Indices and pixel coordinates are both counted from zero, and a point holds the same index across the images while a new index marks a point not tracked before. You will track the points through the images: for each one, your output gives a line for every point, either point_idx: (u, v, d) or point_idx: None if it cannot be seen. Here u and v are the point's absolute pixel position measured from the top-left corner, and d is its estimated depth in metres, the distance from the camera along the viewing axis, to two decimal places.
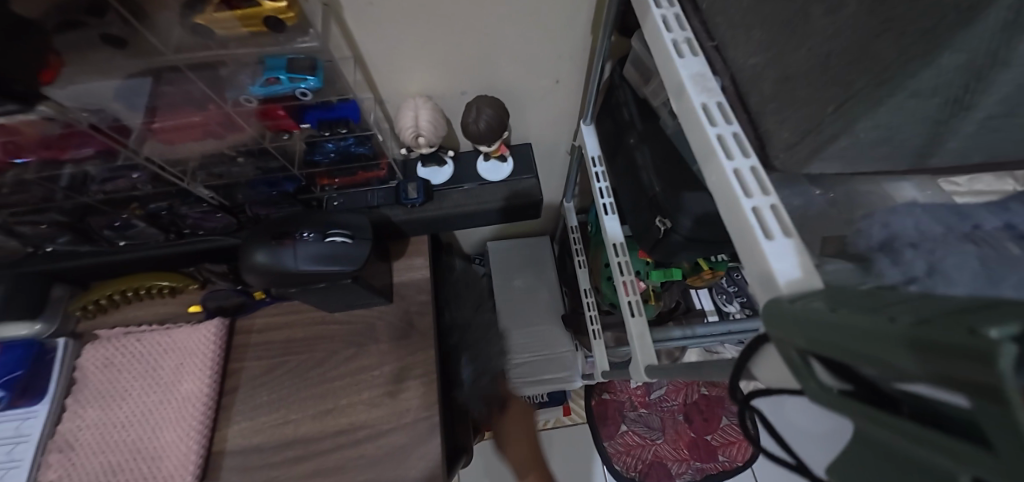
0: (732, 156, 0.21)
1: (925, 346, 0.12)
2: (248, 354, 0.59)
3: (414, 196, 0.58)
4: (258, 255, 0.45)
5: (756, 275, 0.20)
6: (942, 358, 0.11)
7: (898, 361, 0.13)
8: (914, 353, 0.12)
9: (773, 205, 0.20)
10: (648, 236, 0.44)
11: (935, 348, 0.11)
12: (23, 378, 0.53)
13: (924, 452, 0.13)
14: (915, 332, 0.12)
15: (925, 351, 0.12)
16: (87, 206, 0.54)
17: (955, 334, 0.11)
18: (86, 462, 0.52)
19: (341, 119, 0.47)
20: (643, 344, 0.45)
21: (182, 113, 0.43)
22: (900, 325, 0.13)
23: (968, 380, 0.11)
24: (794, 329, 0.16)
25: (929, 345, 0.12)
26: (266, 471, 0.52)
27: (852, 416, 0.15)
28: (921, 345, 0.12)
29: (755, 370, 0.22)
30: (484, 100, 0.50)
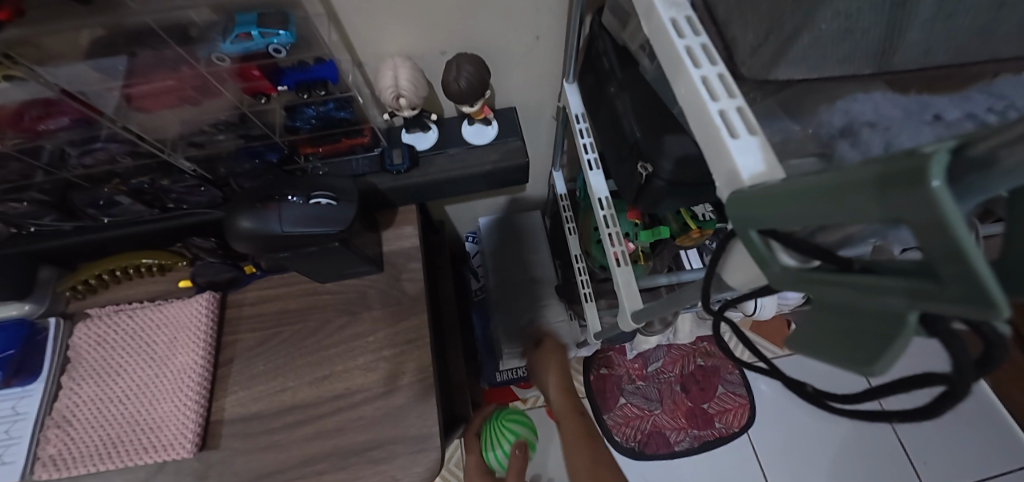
0: (699, 64, 0.22)
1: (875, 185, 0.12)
2: (241, 326, 0.59)
3: (399, 162, 0.58)
4: (244, 220, 0.45)
5: (722, 176, 0.20)
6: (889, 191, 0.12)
7: (853, 208, 0.13)
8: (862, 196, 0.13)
9: (739, 107, 0.20)
10: (631, 185, 0.44)
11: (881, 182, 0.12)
12: (17, 358, 0.54)
13: (875, 299, 0.13)
14: (864, 177, 0.13)
15: (873, 190, 0.12)
16: (67, 183, 0.53)
17: (898, 164, 0.11)
18: (85, 436, 0.52)
19: (319, 80, 0.46)
20: (630, 291, 0.45)
21: (156, 76, 0.42)
22: (854, 176, 0.13)
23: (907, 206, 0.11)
24: (757, 212, 0.17)
25: (879, 183, 0.12)
26: (267, 436, 0.53)
27: (811, 289, 0.16)
28: (871, 186, 0.12)
29: (726, 278, 0.23)
30: (464, 57, 0.49)
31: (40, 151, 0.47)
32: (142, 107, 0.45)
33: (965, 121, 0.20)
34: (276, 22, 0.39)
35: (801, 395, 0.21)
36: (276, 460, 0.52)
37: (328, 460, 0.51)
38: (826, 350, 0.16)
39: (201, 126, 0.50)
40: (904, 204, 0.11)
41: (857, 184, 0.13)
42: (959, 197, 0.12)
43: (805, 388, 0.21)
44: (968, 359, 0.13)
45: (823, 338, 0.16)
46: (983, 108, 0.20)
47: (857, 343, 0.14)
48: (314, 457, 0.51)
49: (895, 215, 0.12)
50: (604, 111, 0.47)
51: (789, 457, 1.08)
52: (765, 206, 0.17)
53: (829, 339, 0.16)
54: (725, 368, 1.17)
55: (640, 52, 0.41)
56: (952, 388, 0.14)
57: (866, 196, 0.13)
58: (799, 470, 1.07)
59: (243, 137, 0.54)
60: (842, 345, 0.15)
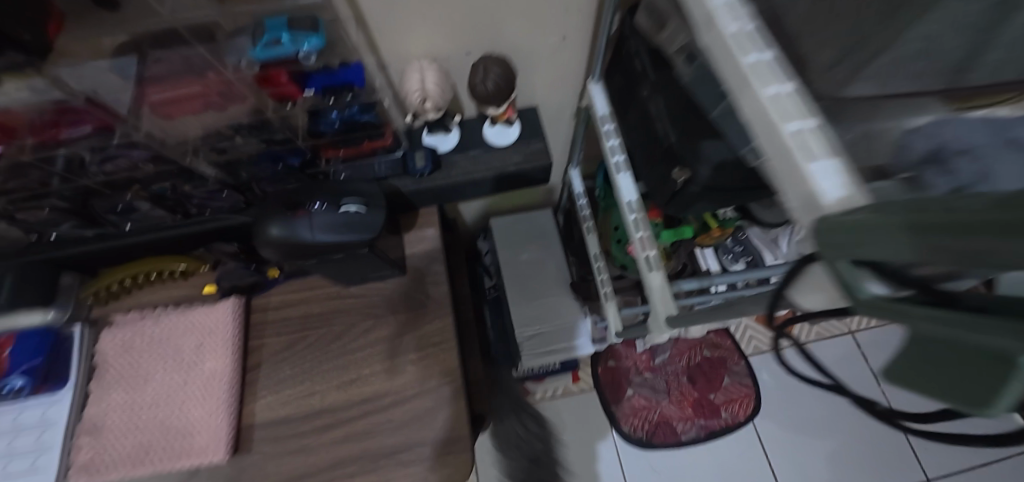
0: (769, 81, 0.21)
1: (973, 229, 0.12)
2: (266, 331, 0.59)
3: (422, 165, 0.57)
4: (273, 229, 0.45)
5: (797, 198, 0.20)
6: (986, 237, 0.11)
7: (949, 248, 0.13)
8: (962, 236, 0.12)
9: (813, 127, 0.20)
10: (664, 189, 0.44)
11: (982, 227, 0.12)
12: (42, 366, 0.53)
13: (977, 338, 0.13)
14: (963, 218, 0.12)
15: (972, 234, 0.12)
16: (87, 190, 0.53)
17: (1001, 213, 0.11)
18: (116, 442, 0.52)
19: (345, 84, 0.45)
20: (664, 297, 0.46)
21: (181, 83, 0.41)
22: (954, 215, 0.13)
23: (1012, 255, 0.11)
24: (845, 240, 0.17)
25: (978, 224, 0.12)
26: (298, 440, 0.53)
27: (908, 319, 0.16)
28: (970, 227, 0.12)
29: (796, 296, 0.23)
30: (491, 59, 0.49)
31: (57, 159, 0.46)
32: (165, 113, 0.44)
33: None
34: (307, 25, 0.38)
35: (873, 414, 0.21)
36: (307, 463, 0.52)
37: (358, 463, 0.52)
38: (924, 381, 0.15)
39: (223, 131, 0.50)
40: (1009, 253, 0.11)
41: (955, 224, 0.13)
42: None
43: (874, 405, 0.21)
44: None
45: (920, 369, 0.16)
46: None
47: (959, 379, 0.14)
48: (344, 460, 0.52)
49: (999, 260, 0.12)
50: (637, 114, 0.47)
51: (794, 446, 1.10)
52: (854, 233, 0.16)
53: (927, 371, 0.15)
54: (732, 360, 1.18)
55: (676, 55, 0.40)
56: None
57: (964, 237, 0.12)
58: (804, 459, 1.09)
59: (264, 142, 0.53)
60: (940, 380, 0.15)
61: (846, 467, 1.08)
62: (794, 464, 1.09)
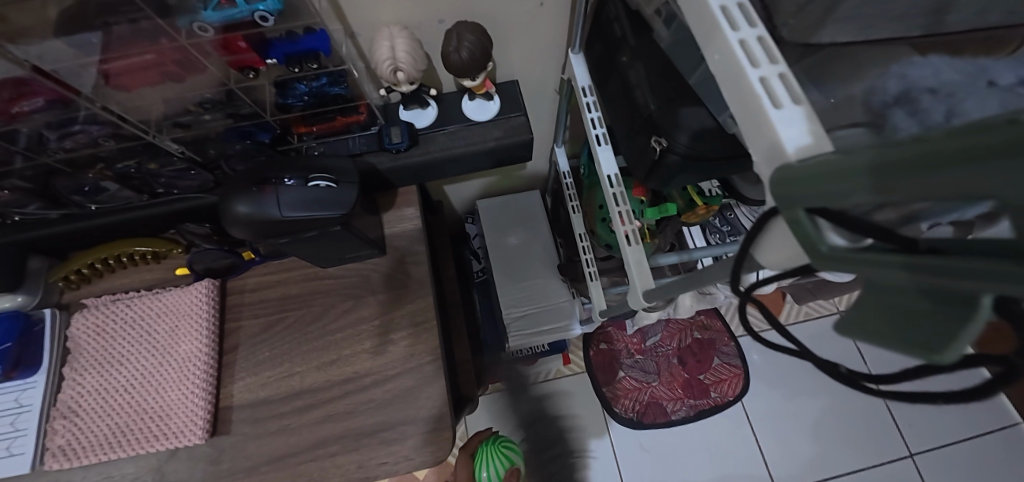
0: (737, 27, 0.20)
1: (946, 163, 0.11)
2: (243, 313, 0.58)
3: (398, 140, 0.55)
4: (240, 206, 0.43)
5: (761, 150, 0.19)
6: (970, 165, 0.10)
7: (919, 184, 0.12)
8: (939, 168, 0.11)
9: (781, 73, 0.19)
10: (644, 161, 0.42)
11: (964, 154, 0.10)
12: (14, 350, 0.52)
13: (943, 281, 0.12)
14: (936, 148, 0.11)
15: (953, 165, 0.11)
16: (48, 169, 0.50)
17: (993, 134, 0.10)
18: (93, 426, 0.52)
19: (310, 53, 0.43)
20: (641, 271, 0.45)
21: (134, 51, 0.39)
22: (925, 147, 0.12)
23: (999, 184, 0.10)
24: (806, 187, 0.16)
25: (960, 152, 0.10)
26: (279, 420, 0.53)
27: (864, 269, 0.15)
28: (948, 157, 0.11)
29: (759, 257, 0.22)
30: (464, 26, 0.46)
31: (13, 136, 0.44)
32: (121, 84, 0.42)
33: None
34: None
35: (836, 376, 0.20)
36: (288, 444, 0.52)
37: (340, 442, 0.52)
38: (877, 333, 0.15)
39: (186, 105, 0.48)
40: (995, 183, 0.10)
41: (930, 158, 0.11)
42: None
43: (837, 369, 0.20)
44: None
45: (873, 320, 0.15)
46: None
47: (919, 327, 0.13)
48: (325, 440, 0.52)
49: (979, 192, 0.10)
50: (616, 83, 0.45)
51: (781, 423, 1.12)
52: (817, 179, 0.15)
53: (883, 320, 0.15)
54: (721, 341, 1.19)
55: (654, 18, 0.38)
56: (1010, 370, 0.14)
57: (939, 171, 0.11)
58: (790, 435, 1.11)
59: (232, 117, 0.51)
60: (898, 329, 0.14)
61: (830, 441, 1.10)
62: (779, 439, 1.11)
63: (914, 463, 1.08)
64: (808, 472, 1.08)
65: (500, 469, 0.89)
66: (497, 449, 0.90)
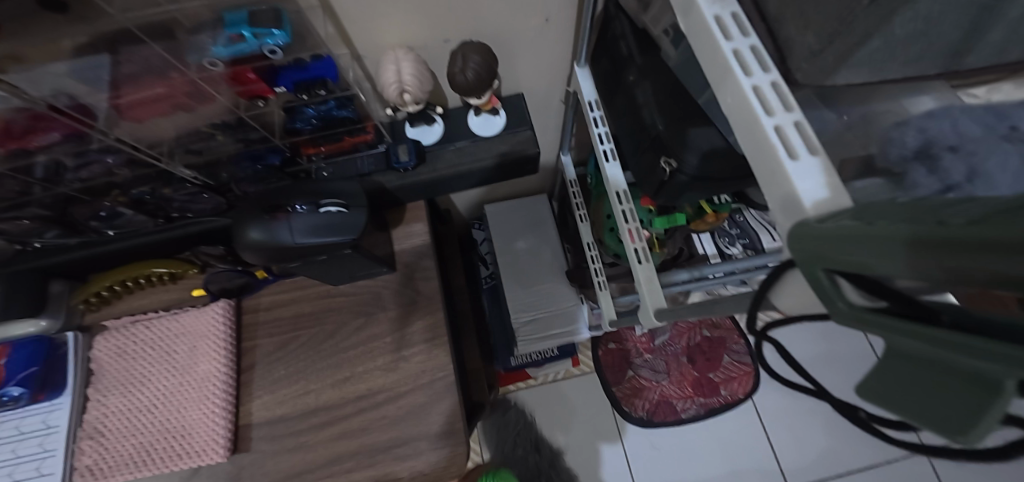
0: (750, 72, 0.20)
1: (971, 251, 0.11)
2: (258, 332, 0.59)
3: (405, 159, 0.55)
4: (253, 233, 0.44)
5: (777, 199, 0.19)
6: (989, 259, 0.10)
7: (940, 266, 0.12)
8: (960, 257, 0.11)
9: (797, 122, 0.18)
10: (652, 179, 0.42)
11: (983, 247, 0.10)
12: (41, 374, 0.53)
13: (962, 360, 0.12)
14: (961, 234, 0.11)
15: (982, 255, 0.11)
16: (67, 197, 0.52)
17: (1017, 230, 0.10)
18: (118, 445, 0.53)
19: (317, 80, 0.44)
20: (652, 289, 0.45)
21: (144, 85, 0.40)
22: (948, 231, 0.12)
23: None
24: (822, 248, 0.16)
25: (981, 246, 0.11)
26: (295, 438, 0.54)
27: (886, 333, 0.15)
28: (968, 248, 0.11)
29: (775, 299, 0.22)
30: (469, 46, 0.46)
31: (34, 168, 0.46)
32: (135, 116, 0.43)
33: None
34: (270, 20, 0.36)
35: (852, 420, 0.20)
36: (306, 460, 0.53)
37: (356, 459, 0.53)
38: (897, 400, 0.15)
39: (198, 131, 0.48)
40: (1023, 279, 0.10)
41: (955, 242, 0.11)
42: None
43: (854, 412, 0.20)
44: None
45: (892, 386, 0.15)
46: None
47: (936, 400, 0.13)
48: (341, 455, 0.53)
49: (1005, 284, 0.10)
50: (623, 99, 0.44)
51: (793, 421, 1.12)
52: (835, 241, 0.15)
53: (903, 389, 0.15)
54: (731, 339, 1.19)
55: (662, 37, 0.38)
56: None
57: (964, 256, 0.11)
58: (802, 432, 1.11)
59: (242, 141, 0.52)
60: (917, 398, 0.14)
61: (842, 438, 1.10)
62: (791, 436, 1.11)
63: (928, 460, 1.07)
64: (822, 469, 1.07)
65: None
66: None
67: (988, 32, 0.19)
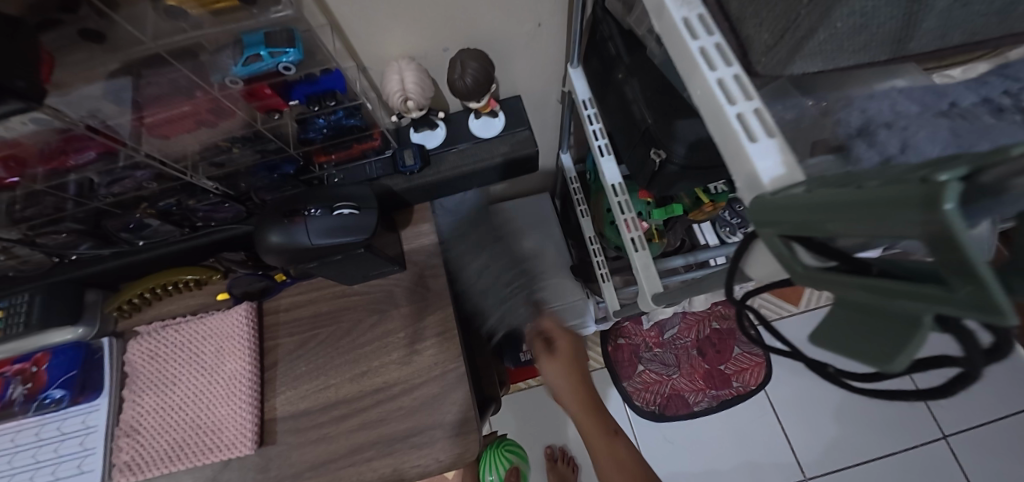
0: (715, 67, 0.22)
1: (881, 206, 0.13)
2: (279, 332, 0.62)
3: (411, 163, 0.59)
4: (273, 236, 0.48)
5: (742, 179, 0.21)
6: (897, 211, 0.13)
7: (866, 223, 0.14)
8: (880, 213, 0.13)
9: (756, 109, 0.21)
10: (644, 171, 0.45)
11: (894, 203, 0.13)
12: (79, 377, 0.57)
13: (891, 302, 0.14)
14: (880, 190, 0.13)
15: (892, 208, 0.13)
16: (99, 211, 0.55)
17: (914, 187, 0.12)
18: (153, 441, 0.57)
19: (327, 91, 0.47)
20: (648, 276, 0.48)
21: (172, 104, 0.43)
22: (866, 194, 0.14)
23: (924, 226, 0.12)
24: (778, 217, 0.18)
25: (891, 203, 0.13)
26: (318, 430, 0.57)
27: (832, 287, 0.17)
28: (881, 204, 0.13)
29: (748, 269, 0.24)
30: (468, 54, 0.49)
31: (69, 185, 0.49)
32: (161, 133, 0.46)
33: (982, 108, 0.23)
34: (283, 40, 0.39)
35: (821, 374, 0.22)
36: (328, 450, 0.56)
37: (376, 448, 0.55)
38: (847, 344, 0.17)
39: (218, 144, 0.52)
40: (924, 227, 0.12)
41: (873, 201, 0.14)
42: (974, 217, 0.12)
43: (824, 368, 0.22)
44: (978, 349, 0.15)
45: (842, 334, 0.17)
46: (999, 92, 0.23)
47: (874, 341, 0.16)
48: (362, 445, 0.55)
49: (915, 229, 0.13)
50: (613, 97, 0.47)
51: (807, 409, 1.12)
52: (787, 210, 0.17)
53: (852, 334, 0.17)
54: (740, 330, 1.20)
55: (646, 36, 0.40)
56: (967, 373, 0.16)
57: (880, 214, 0.13)
58: (816, 417, 1.11)
59: (259, 153, 0.55)
60: (862, 341, 0.16)
61: (855, 424, 1.10)
62: (804, 423, 1.11)
63: (948, 444, 1.07)
64: (837, 457, 1.08)
65: (501, 471, 0.96)
66: (499, 453, 0.97)
67: (923, 21, 0.22)
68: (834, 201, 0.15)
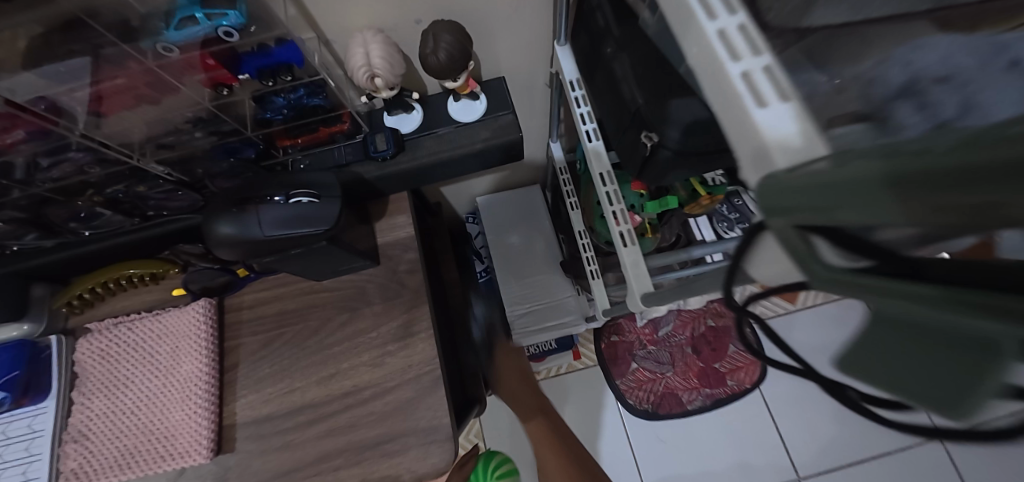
0: (715, 15, 0.18)
1: (947, 179, 0.09)
2: (242, 330, 0.57)
3: (384, 148, 0.54)
4: (223, 227, 0.43)
5: (747, 155, 0.16)
6: (977, 185, 0.08)
7: (929, 206, 0.10)
8: (948, 187, 0.09)
9: (766, 66, 0.16)
10: (635, 157, 0.40)
11: (974, 173, 0.08)
12: (23, 377, 0.52)
13: (957, 319, 0.10)
14: (927, 164, 0.10)
15: (970, 179, 0.08)
16: (42, 198, 0.50)
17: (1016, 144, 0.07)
18: (104, 448, 0.52)
19: (282, 64, 0.42)
20: (638, 273, 0.44)
21: (102, 75, 0.38)
22: (927, 161, 0.10)
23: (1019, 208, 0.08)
24: (793, 200, 0.14)
25: (963, 173, 0.09)
26: (281, 437, 0.52)
27: (869, 295, 0.13)
28: (949, 175, 0.09)
29: (753, 270, 0.20)
30: (441, 26, 0.44)
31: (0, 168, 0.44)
32: (97, 110, 0.42)
33: None
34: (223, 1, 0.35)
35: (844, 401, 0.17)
36: (291, 459, 0.52)
37: (343, 456, 0.51)
38: None
39: (169, 124, 0.47)
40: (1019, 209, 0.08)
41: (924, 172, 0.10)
42: None
43: (845, 392, 0.18)
44: None
45: None
46: None
47: None
48: (328, 453, 0.51)
49: (989, 218, 0.09)
50: (602, 76, 0.42)
51: (803, 408, 1.09)
52: (804, 194, 0.13)
53: None
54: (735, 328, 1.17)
55: (638, 3, 0.36)
56: None
57: (957, 188, 0.09)
58: (811, 418, 1.08)
59: (216, 135, 0.50)
60: None
61: (852, 425, 1.07)
62: (798, 423, 1.08)
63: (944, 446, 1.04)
64: (832, 458, 1.05)
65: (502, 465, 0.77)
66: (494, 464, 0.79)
67: None
68: (868, 177, 0.11)
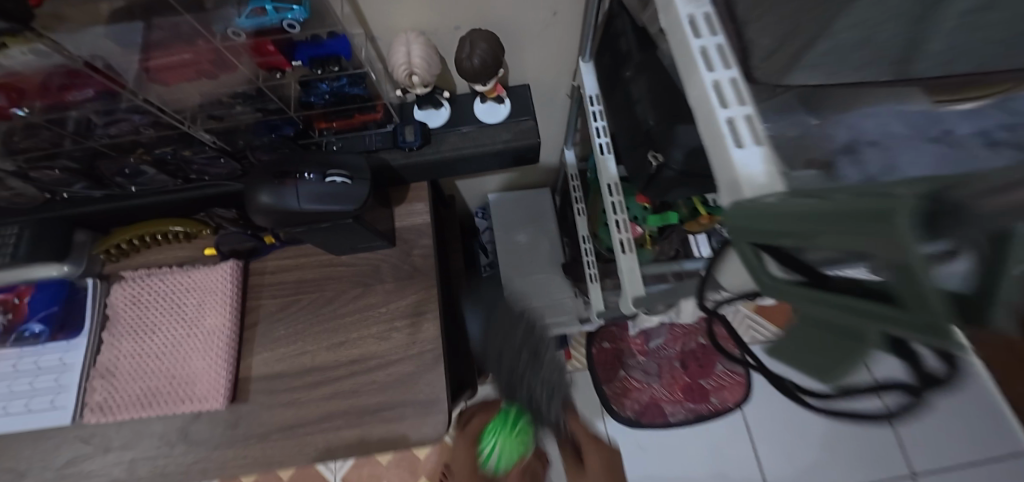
0: (713, 67, 0.22)
1: (836, 219, 0.14)
2: (262, 292, 0.62)
3: (411, 139, 0.58)
4: (262, 196, 0.47)
5: (724, 185, 0.21)
6: (854, 225, 0.13)
7: (831, 237, 0.14)
8: (843, 222, 0.13)
9: (748, 114, 0.20)
10: (641, 173, 0.45)
11: (852, 217, 0.13)
12: (60, 313, 0.57)
13: (845, 318, 0.15)
14: (836, 207, 0.14)
15: (852, 218, 0.13)
16: (96, 152, 0.55)
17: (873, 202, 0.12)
18: (126, 386, 0.56)
19: (331, 56, 0.47)
20: (632, 279, 0.48)
21: (173, 50, 0.43)
22: (832, 205, 0.14)
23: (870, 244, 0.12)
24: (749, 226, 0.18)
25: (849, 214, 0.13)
26: (290, 394, 0.57)
27: (794, 300, 0.17)
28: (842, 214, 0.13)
29: (721, 277, 0.25)
30: (478, 34, 0.49)
31: (68, 121, 0.49)
32: (162, 79, 0.46)
33: (973, 138, 0.25)
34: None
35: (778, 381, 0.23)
36: (297, 415, 0.56)
37: (345, 417, 0.56)
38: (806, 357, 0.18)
39: (220, 98, 0.51)
40: (872, 243, 0.12)
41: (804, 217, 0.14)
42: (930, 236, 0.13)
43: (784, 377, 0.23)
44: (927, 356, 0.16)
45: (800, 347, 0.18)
46: (994, 124, 0.25)
47: (831, 353, 0.16)
48: (332, 413, 0.56)
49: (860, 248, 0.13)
50: (618, 95, 0.47)
51: (780, 433, 1.13)
52: (754, 221, 0.18)
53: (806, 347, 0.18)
54: None
55: (657, 36, 0.40)
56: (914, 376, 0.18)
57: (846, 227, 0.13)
58: (789, 443, 1.12)
59: (260, 112, 0.54)
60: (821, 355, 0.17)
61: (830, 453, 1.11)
62: (778, 447, 1.12)
63: None
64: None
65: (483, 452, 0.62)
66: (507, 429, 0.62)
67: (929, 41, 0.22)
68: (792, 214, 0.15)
